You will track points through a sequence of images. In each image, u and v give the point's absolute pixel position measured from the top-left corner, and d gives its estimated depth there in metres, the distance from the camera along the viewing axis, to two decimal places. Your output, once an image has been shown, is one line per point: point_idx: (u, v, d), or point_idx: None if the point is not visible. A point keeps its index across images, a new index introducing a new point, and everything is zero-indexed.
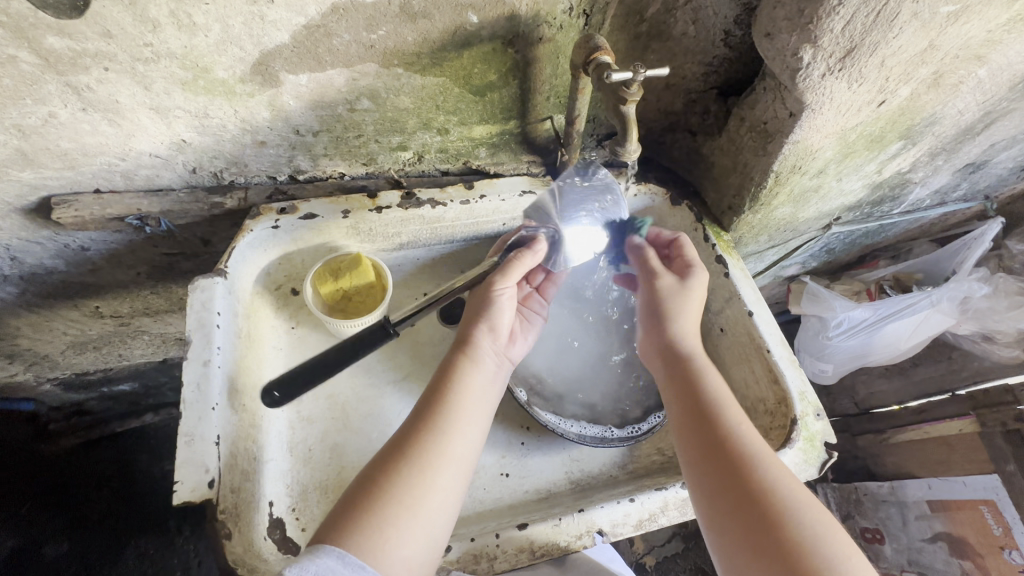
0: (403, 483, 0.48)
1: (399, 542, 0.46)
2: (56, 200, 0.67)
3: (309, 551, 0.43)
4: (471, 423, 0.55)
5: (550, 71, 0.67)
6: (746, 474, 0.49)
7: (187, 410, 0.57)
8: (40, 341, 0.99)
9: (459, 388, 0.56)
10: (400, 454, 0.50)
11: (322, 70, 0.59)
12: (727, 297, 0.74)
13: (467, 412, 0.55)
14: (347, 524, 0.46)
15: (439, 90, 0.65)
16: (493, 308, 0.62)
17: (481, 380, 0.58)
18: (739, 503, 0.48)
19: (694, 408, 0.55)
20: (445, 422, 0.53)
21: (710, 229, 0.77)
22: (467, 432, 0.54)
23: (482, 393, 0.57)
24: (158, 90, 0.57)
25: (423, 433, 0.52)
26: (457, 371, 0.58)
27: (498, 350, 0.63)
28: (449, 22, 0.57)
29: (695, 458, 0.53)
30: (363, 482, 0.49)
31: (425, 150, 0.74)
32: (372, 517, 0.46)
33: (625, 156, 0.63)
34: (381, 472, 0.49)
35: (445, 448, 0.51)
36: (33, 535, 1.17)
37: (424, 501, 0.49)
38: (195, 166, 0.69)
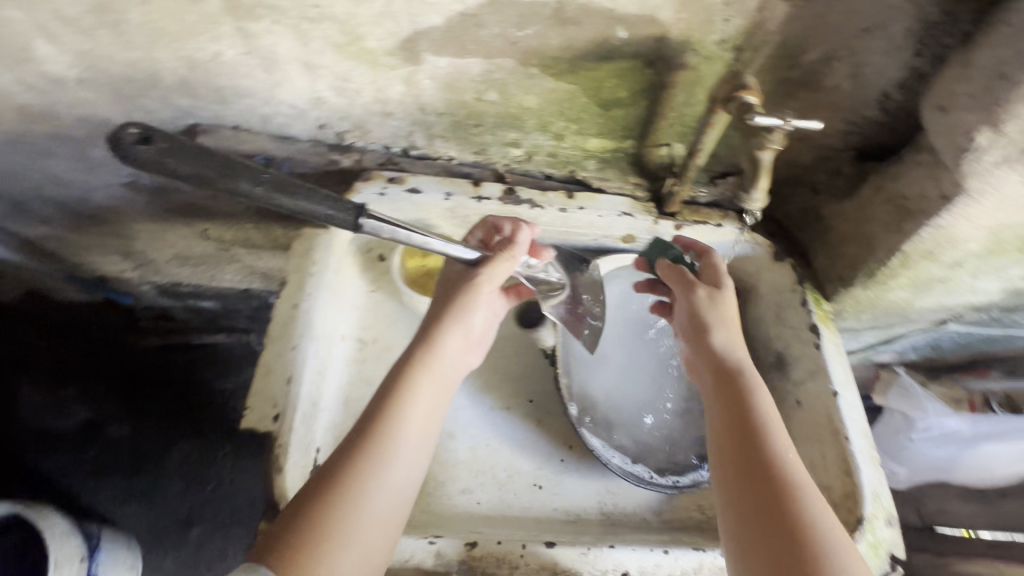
0: (359, 481, 0.52)
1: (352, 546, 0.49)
2: (202, 127, 0.74)
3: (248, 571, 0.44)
4: (416, 429, 0.58)
5: (684, 98, 0.64)
6: (788, 500, 0.49)
7: (271, 344, 0.61)
8: (153, 248, 1.15)
9: (409, 394, 0.59)
10: (358, 451, 0.54)
11: (463, 57, 0.61)
12: (812, 370, 0.70)
13: (416, 417, 0.59)
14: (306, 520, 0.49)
15: (567, 97, 0.66)
16: (448, 309, 0.65)
17: (431, 391, 0.61)
18: (762, 522, 0.49)
19: (740, 415, 0.57)
20: (393, 424, 0.57)
21: (810, 293, 0.73)
22: (412, 440, 0.57)
23: (432, 399, 0.61)
24: (314, 48, 0.61)
25: (374, 441, 0.55)
26: (414, 373, 0.61)
27: (460, 358, 0.67)
28: (597, 33, 0.56)
29: (727, 465, 0.54)
30: (320, 484, 0.52)
31: (535, 151, 0.75)
32: (326, 514, 0.50)
33: (748, 202, 0.59)
34: (336, 477, 0.52)
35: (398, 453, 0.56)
36: (103, 413, 1.39)
37: (369, 513, 0.52)
38: (324, 123, 0.73)
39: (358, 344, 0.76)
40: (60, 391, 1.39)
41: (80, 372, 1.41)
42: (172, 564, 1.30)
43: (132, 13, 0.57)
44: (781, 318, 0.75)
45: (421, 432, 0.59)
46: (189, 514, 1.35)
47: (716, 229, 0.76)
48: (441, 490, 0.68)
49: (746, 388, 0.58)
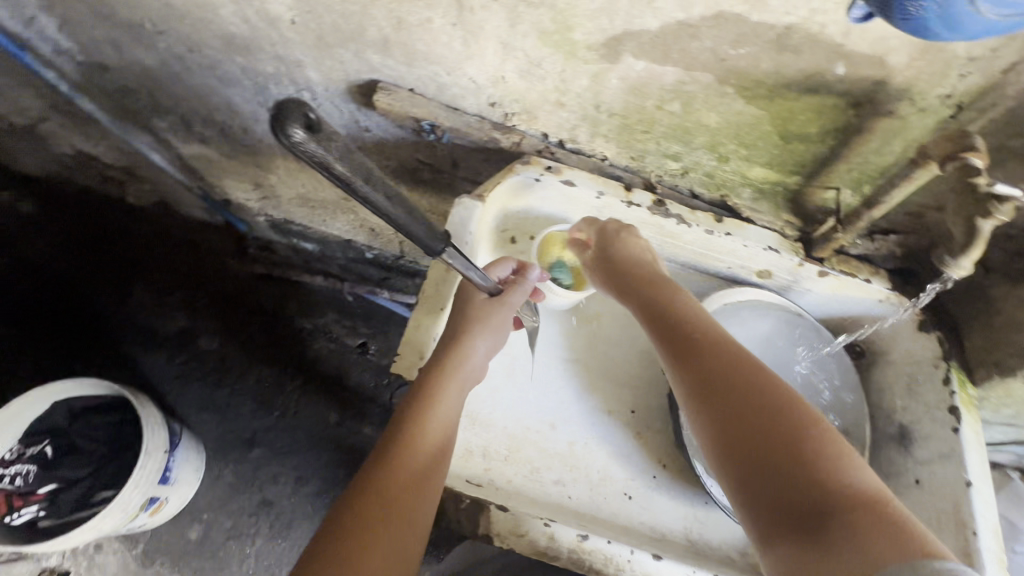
0: (395, 484, 0.52)
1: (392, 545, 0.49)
2: (382, 85, 0.79)
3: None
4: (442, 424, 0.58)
5: (876, 145, 0.61)
6: (770, 408, 0.49)
7: (423, 303, 0.66)
8: (285, 184, 1.22)
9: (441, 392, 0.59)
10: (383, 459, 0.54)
11: (662, 64, 0.61)
12: (944, 452, 0.66)
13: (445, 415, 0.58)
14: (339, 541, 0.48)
15: (752, 122, 0.65)
16: (468, 325, 0.63)
17: (460, 391, 0.61)
18: (750, 449, 0.48)
19: (693, 340, 0.57)
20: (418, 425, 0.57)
21: (955, 374, 0.69)
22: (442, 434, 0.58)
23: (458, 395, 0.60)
24: (519, 31, 0.63)
25: (411, 447, 0.55)
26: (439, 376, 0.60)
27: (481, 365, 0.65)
28: (813, 65, 0.55)
29: (693, 402, 0.54)
30: (359, 490, 0.52)
31: (694, 167, 0.74)
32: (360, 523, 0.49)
33: (950, 267, 0.58)
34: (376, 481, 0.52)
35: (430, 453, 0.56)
36: (197, 323, 1.49)
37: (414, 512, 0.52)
38: (496, 102, 0.76)
39: None
40: (167, 296, 1.50)
41: (185, 283, 1.52)
42: (230, 477, 1.39)
43: None
44: (914, 391, 0.72)
45: (448, 422, 0.58)
46: (253, 434, 1.43)
47: (863, 285, 0.73)
48: (536, 476, 0.70)
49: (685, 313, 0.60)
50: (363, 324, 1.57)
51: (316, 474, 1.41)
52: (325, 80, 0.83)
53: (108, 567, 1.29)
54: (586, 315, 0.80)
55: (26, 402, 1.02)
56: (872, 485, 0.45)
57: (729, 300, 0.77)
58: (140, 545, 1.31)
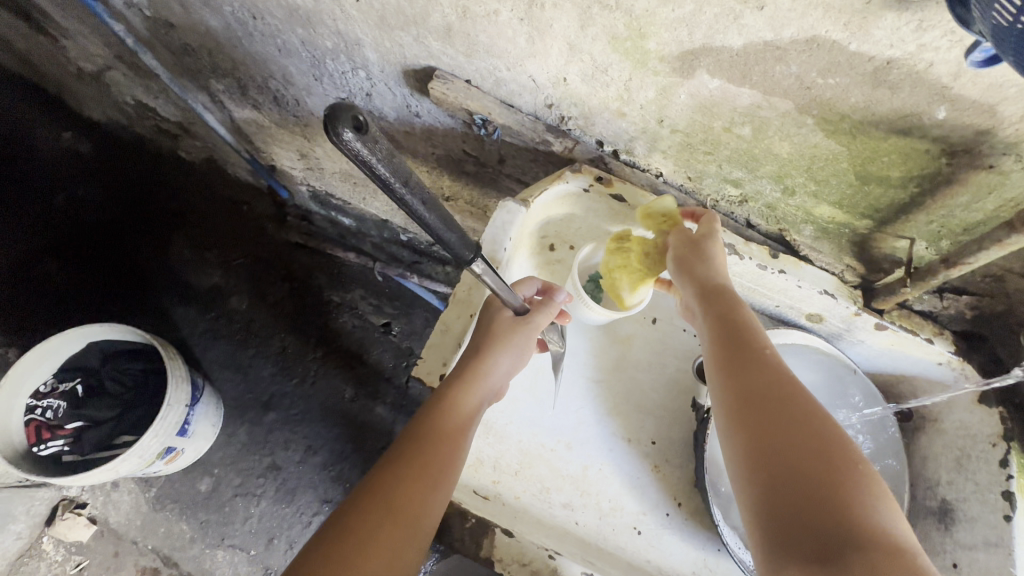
0: (408, 466, 0.52)
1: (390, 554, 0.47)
2: (438, 73, 0.77)
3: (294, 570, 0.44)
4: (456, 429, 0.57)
5: (964, 200, 0.56)
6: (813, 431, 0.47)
7: (451, 307, 0.64)
8: (330, 158, 1.22)
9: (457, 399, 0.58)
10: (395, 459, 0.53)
11: (739, 85, 0.56)
12: (992, 540, 0.61)
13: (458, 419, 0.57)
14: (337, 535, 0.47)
15: (826, 157, 0.60)
16: (494, 339, 0.61)
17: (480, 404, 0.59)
18: (777, 460, 0.46)
19: (734, 344, 0.56)
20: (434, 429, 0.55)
21: (1016, 457, 0.63)
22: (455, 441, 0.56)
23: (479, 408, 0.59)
24: (589, 34, 0.59)
25: (426, 443, 0.54)
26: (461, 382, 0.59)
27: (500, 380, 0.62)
28: (910, 105, 0.50)
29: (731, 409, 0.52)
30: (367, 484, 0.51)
31: (753, 197, 0.70)
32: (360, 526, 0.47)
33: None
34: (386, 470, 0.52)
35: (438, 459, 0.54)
36: (230, 282, 1.52)
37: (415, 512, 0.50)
38: (553, 103, 0.73)
39: None
40: (205, 253, 1.53)
41: (223, 242, 1.55)
42: (244, 436, 1.42)
43: None
44: (964, 467, 0.66)
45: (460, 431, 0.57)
46: (270, 398, 1.45)
47: (922, 344, 0.67)
48: (543, 496, 0.68)
49: (745, 325, 0.58)
50: (388, 305, 1.57)
51: (325, 446, 1.43)
52: (382, 61, 0.82)
53: (122, 505, 1.35)
54: (617, 336, 0.77)
55: (64, 339, 1.05)
56: (900, 528, 0.42)
57: (772, 342, 0.73)
58: (153, 489, 1.36)
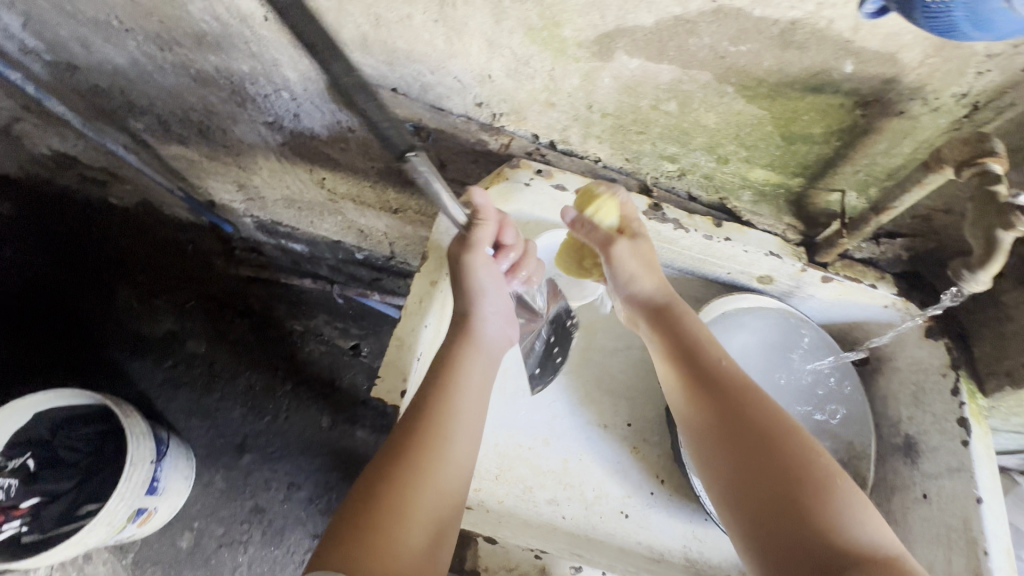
0: (403, 452, 0.48)
1: (414, 556, 0.44)
2: (363, 84, 0.75)
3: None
4: (468, 415, 0.54)
5: (883, 147, 0.58)
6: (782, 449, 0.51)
7: (406, 318, 0.59)
8: (268, 185, 1.18)
9: (461, 381, 0.55)
10: (407, 459, 0.48)
11: (657, 62, 0.57)
12: (953, 466, 0.64)
13: (466, 405, 0.54)
14: (353, 547, 0.42)
15: (752, 122, 0.61)
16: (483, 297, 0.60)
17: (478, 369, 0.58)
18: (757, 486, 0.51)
19: (692, 356, 0.60)
20: (443, 414, 0.52)
21: (965, 384, 0.66)
22: (468, 430, 0.53)
23: (478, 377, 0.57)
24: (505, 28, 0.59)
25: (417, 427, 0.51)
26: (460, 360, 0.56)
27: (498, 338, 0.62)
28: (819, 63, 0.51)
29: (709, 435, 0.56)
30: (371, 476, 0.47)
31: (691, 170, 0.71)
32: (379, 537, 0.44)
33: (965, 281, 0.53)
34: (384, 463, 0.48)
35: (451, 452, 0.51)
36: (183, 326, 1.45)
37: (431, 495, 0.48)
38: (482, 102, 0.72)
39: None
40: (153, 299, 1.46)
41: (171, 286, 1.48)
42: (221, 484, 1.36)
43: None
44: (921, 400, 0.69)
45: (472, 414, 0.54)
46: (243, 440, 1.40)
47: (867, 290, 0.70)
48: (527, 495, 0.68)
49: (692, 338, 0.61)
50: (354, 327, 1.53)
51: (308, 479, 1.39)
52: (303, 79, 0.79)
53: None
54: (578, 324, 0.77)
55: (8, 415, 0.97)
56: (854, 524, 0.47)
57: (728, 309, 0.75)
58: (130, 555, 1.28)
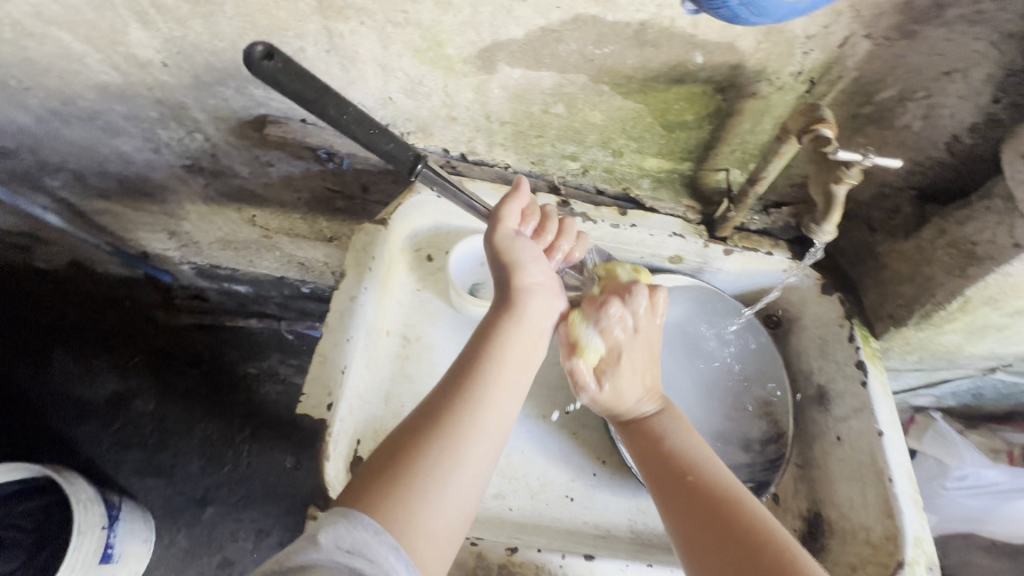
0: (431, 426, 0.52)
1: (433, 515, 0.49)
2: (271, 118, 0.77)
3: (337, 517, 0.46)
4: (501, 388, 0.56)
5: (748, 126, 0.64)
6: (756, 544, 0.51)
7: (328, 334, 0.62)
8: (199, 228, 1.17)
9: (495, 356, 0.57)
10: (437, 432, 0.52)
11: (537, 70, 0.62)
12: (857, 407, 0.69)
13: (498, 379, 0.56)
14: (375, 498, 0.48)
15: (633, 116, 0.66)
16: (524, 267, 0.61)
17: (516, 344, 0.59)
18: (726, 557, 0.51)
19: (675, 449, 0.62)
20: (468, 392, 0.55)
21: (858, 330, 0.72)
22: (501, 402, 0.56)
23: (515, 351, 0.58)
24: (393, 52, 0.63)
25: (447, 400, 0.54)
26: (497, 334, 0.58)
27: (546, 307, 0.62)
28: (673, 57, 0.57)
29: (686, 514, 0.56)
30: (399, 439, 0.52)
31: (592, 165, 0.76)
32: (402, 496, 0.48)
33: (815, 234, 0.59)
34: (409, 435, 0.52)
35: (479, 421, 0.53)
36: (129, 385, 1.41)
37: (449, 478, 0.51)
38: (389, 123, 0.75)
39: (402, 341, 0.76)
40: (93, 360, 1.41)
41: (112, 344, 1.43)
42: (184, 542, 1.31)
43: (226, 6, 0.60)
44: (826, 351, 0.75)
45: (507, 384, 0.57)
46: (204, 493, 1.35)
47: (765, 258, 0.75)
48: None
49: (678, 442, 0.63)
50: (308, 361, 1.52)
51: (276, 524, 1.35)
52: (214, 119, 0.81)
53: None
54: None
55: None
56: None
57: None
58: None
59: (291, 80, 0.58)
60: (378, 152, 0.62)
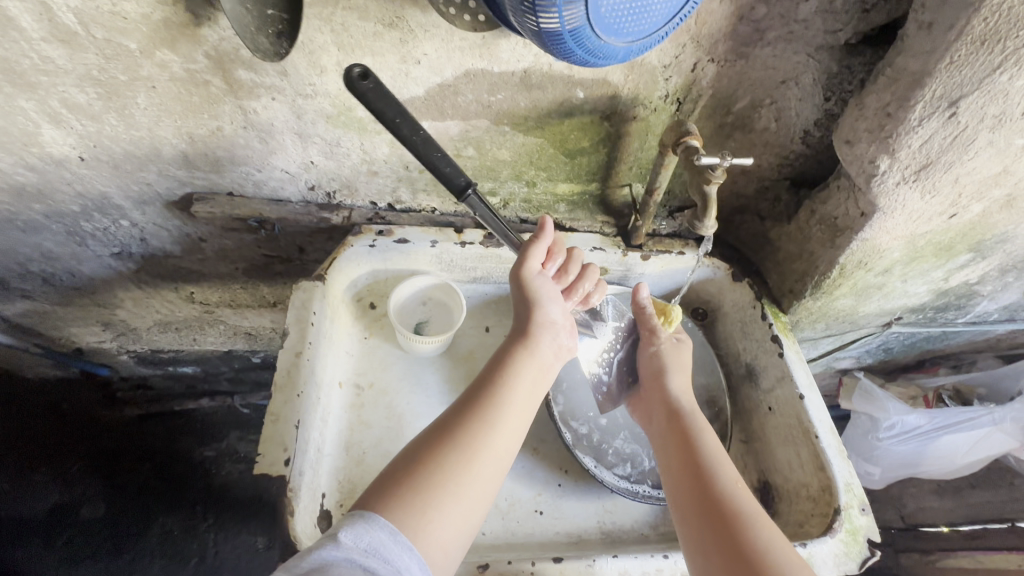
0: (454, 439, 0.56)
1: (440, 526, 0.51)
2: (197, 196, 0.80)
3: (354, 520, 0.48)
4: (514, 412, 0.60)
5: (637, 145, 0.73)
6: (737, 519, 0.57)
7: (276, 392, 0.63)
8: (134, 315, 1.13)
9: (510, 380, 0.62)
10: (457, 447, 0.55)
11: (442, 120, 0.68)
12: (779, 376, 0.76)
13: (514, 398, 0.61)
14: (391, 501, 0.51)
15: (536, 149, 0.74)
16: (542, 305, 0.68)
17: (533, 372, 0.64)
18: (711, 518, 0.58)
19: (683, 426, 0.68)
20: (491, 410, 0.59)
21: (769, 309, 0.80)
22: (513, 422, 0.59)
23: (531, 378, 0.64)
24: (307, 120, 0.67)
25: (469, 417, 0.58)
26: (515, 364, 0.64)
27: (555, 346, 0.69)
28: (559, 95, 0.65)
29: (694, 522, 0.59)
30: (420, 449, 0.55)
31: (511, 198, 0.82)
32: (420, 499, 0.51)
33: (701, 230, 0.68)
34: (431, 447, 0.55)
35: (494, 441, 0.57)
36: (75, 493, 1.29)
37: (466, 489, 0.53)
38: (314, 185, 0.79)
39: (355, 390, 0.78)
40: (29, 472, 1.26)
41: (49, 452, 1.28)
42: None
43: (139, 97, 0.63)
44: (746, 332, 0.82)
45: (519, 409, 0.61)
46: None
47: (679, 258, 0.83)
48: None
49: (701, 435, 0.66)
50: None
51: None
52: (139, 204, 0.82)
53: None
54: (458, 355, 0.84)
55: None
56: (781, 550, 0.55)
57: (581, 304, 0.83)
58: None
59: (381, 103, 0.55)
60: (433, 171, 0.59)
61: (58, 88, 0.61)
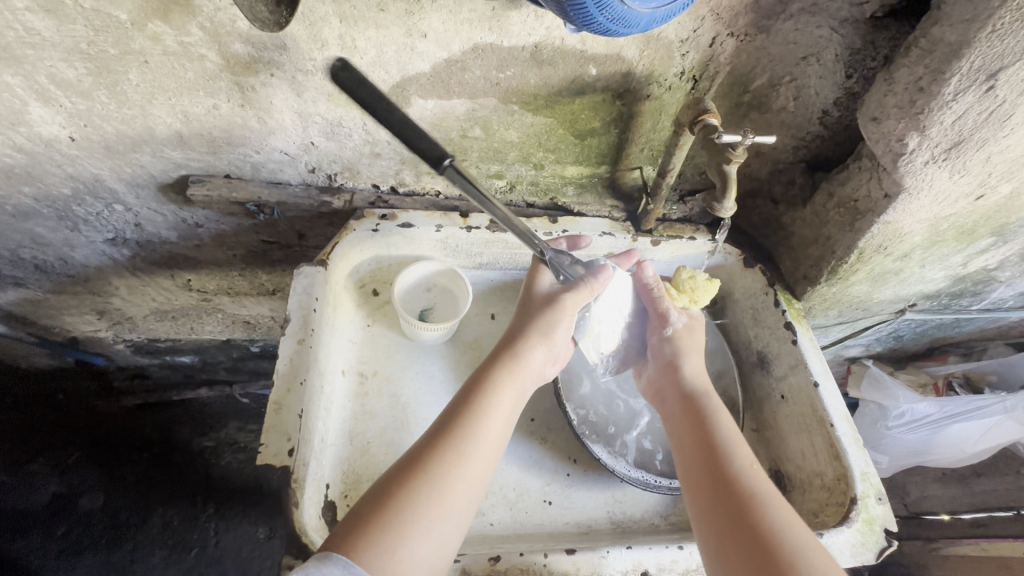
0: (427, 469, 0.53)
1: (409, 560, 0.48)
2: (194, 178, 0.77)
3: (317, 558, 0.45)
4: (490, 436, 0.57)
5: (650, 125, 0.71)
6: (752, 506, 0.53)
7: (279, 380, 0.61)
8: (130, 303, 1.10)
9: (490, 407, 0.59)
10: (429, 476, 0.52)
11: (448, 99, 0.65)
12: (793, 364, 0.75)
13: (493, 424, 0.58)
14: (359, 538, 0.48)
15: (545, 129, 0.71)
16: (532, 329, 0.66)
17: (514, 395, 0.62)
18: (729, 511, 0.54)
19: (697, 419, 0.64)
20: (468, 437, 0.56)
21: (782, 295, 0.78)
22: (490, 449, 0.57)
23: (511, 403, 0.61)
24: (308, 98, 0.65)
25: (442, 444, 0.55)
26: (496, 387, 0.61)
27: (538, 370, 0.67)
28: (571, 72, 0.63)
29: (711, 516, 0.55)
30: (392, 479, 0.53)
31: (518, 181, 0.79)
32: (387, 536, 0.48)
33: (720, 211, 0.66)
34: (402, 478, 0.52)
35: (467, 471, 0.54)
36: (74, 484, 1.28)
37: (436, 523, 0.51)
38: (314, 167, 0.77)
39: (358, 378, 0.76)
40: (27, 465, 1.26)
41: (48, 444, 1.28)
42: None
43: (131, 73, 0.60)
44: (758, 319, 0.80)
45: (498, 440, 0.58)
46: None
47: (690, 243, 0.80)
48: None
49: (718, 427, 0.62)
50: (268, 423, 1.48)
51: None
52: (132, 187, 0.79)
53: None
54: (463, 343, 0.82)
55: None
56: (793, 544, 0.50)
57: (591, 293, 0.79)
58: None
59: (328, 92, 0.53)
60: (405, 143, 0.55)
61: (45, 63, 0.58)
